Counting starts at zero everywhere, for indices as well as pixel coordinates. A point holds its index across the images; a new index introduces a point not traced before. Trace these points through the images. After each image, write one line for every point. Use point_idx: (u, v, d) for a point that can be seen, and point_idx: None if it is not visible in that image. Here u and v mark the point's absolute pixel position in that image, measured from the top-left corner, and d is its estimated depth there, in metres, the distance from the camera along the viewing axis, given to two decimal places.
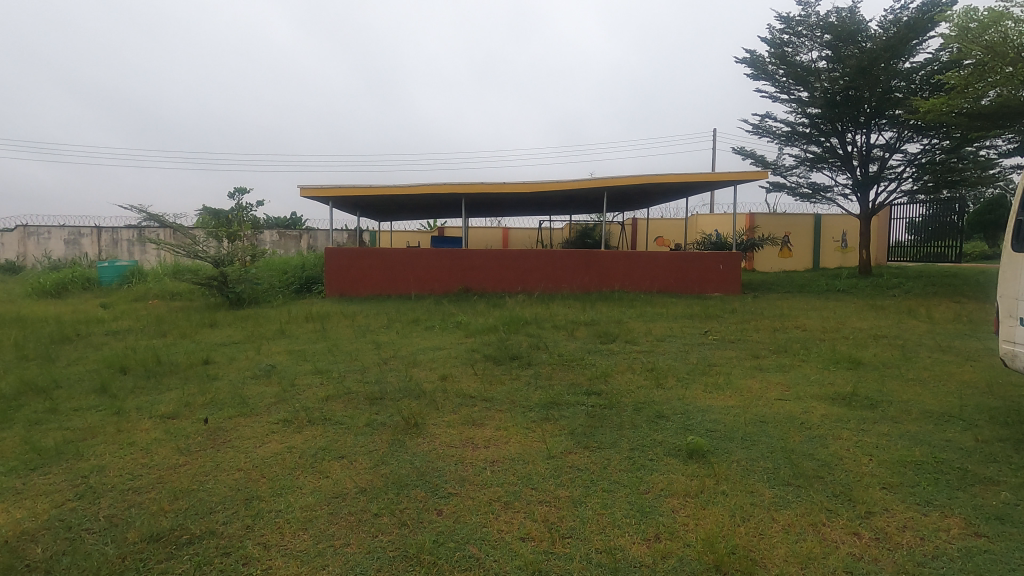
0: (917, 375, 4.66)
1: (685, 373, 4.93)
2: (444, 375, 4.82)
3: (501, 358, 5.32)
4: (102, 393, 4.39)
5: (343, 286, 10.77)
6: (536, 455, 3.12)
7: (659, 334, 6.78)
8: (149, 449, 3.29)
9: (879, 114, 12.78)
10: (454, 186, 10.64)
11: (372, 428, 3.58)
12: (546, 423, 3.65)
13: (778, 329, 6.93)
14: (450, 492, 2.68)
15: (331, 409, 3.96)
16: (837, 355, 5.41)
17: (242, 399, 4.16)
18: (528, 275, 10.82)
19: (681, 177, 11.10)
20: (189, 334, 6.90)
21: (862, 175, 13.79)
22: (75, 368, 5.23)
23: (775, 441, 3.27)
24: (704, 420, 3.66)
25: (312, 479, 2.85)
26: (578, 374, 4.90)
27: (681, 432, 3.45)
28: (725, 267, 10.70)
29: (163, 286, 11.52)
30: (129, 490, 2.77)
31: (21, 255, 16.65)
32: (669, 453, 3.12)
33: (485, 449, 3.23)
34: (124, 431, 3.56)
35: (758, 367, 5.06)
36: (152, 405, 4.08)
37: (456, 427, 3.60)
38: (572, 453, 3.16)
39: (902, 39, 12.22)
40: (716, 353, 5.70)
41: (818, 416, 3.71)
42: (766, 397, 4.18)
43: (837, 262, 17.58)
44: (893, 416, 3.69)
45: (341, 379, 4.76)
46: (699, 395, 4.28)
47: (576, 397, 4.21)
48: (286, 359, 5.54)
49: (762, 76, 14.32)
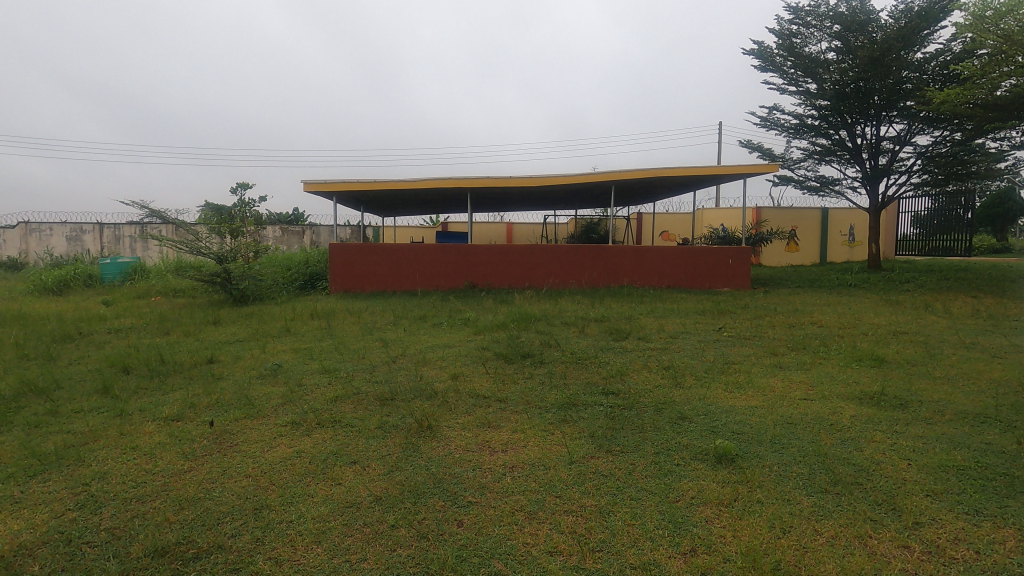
0: (944, 374, 4.49)
1: (702, 371, 4.78)
2: (456, 374, 4.68)
3: (513, 357, 5.18)
4: (104, 394, 4.26)
5: (348, 283, 10.61)
6: (556, 460, 2.98)
7: (671, 330, 6.63)
8: (153, 454, 3.16)
9: (890, 105, 12.58)
10: (459, 181, 10.47)
11: (384, 431, 3.44)
12: (563, 425, 3.51)
13: (793, 325, 6.79)
14: (470, 501, 2.54)
15: (340, 410, 3.84)
16: (857, 352, 5.27)
17: (248, 400, 4.04)
18: (535, 271, 10.67)
19: (690, 170, 10.91)
20: (193, 332, 6.77)
21: (872, 168, 13.58)
22: (76, 367, 5.09)
23: (806, 444, 3.13)
24: (729, 421, 3.52)
25: (323, 486, 2.72)
26: (593, 373, 4.75)
27: (707, 434, 3.30)
28: (734, 262, 10.57)
29: (166, 283, 11.38)
30: (132, 498, 2.64)
31: (21, 251, 16.48)
32: (696, 457, 2.98)
33: (503, 454, 3.10)
34: (127, 435, 3.43)
35: (778, 365, 4.92)
36: (156, 407, 3.95)
37: (471, 429, 3.47)
38: (595, 458, 3.02)
39: (914, 28, 12.01)
40: (733, 350, 5.55)
41: (847, 417, 3.57)
42: (790, 397, 4.04)
43: (843, 256, 17.36)
44: (927, 416, 3.54)
45: (349, 379, 4.62)
46: (720, 395, 4.13)
47: (593, 397, 4.07)
48: (293, 358, 5.40)
49: (769, 67, 14.14)
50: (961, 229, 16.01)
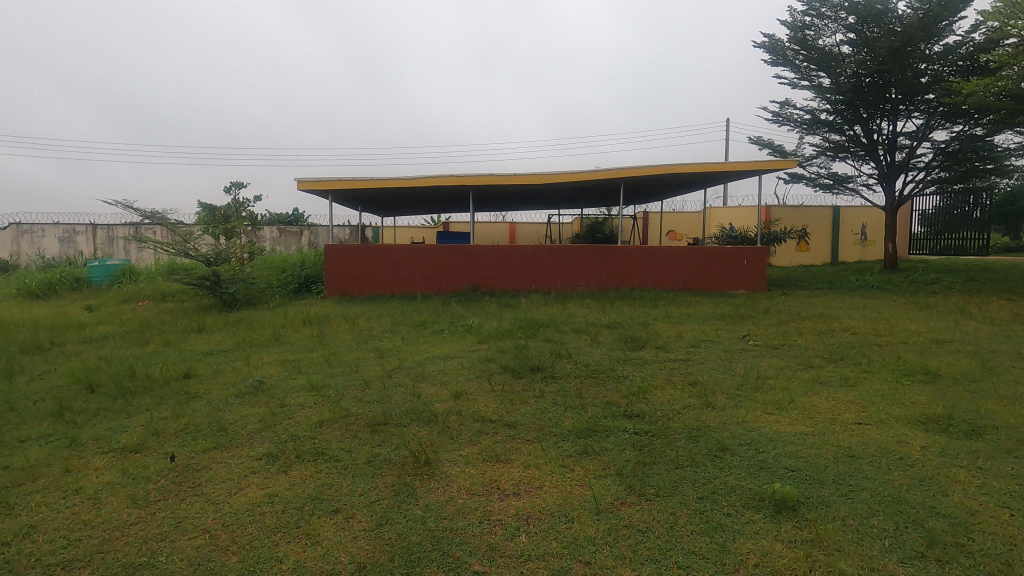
0: (1010, 392, 3.97)
1: (735, 389, 4.26)
2: (458, 392, 4.15)
3: (521, 371, 4.66)
4: (59, 419, 3.75)
5: (344, 285, 10.09)
6: (580, 508, 2.47)
7: (691, 338, 6.11)
8: (96, 499, 2.66)
9: (908, 99, 12.06)
10: (460, 178, 9.93)
11: (374, 466, 2.93)
12: (585, 459, 2.99)
13: (824, 333, 6.25)
14: (477, 572, 2.05)
15: (325, 439, 3.32)
16: (904, 365, 4.74)
17: (220, 426, 3.52)
18: (541, 272, 10.15)
19: (703, 167, 10.38)
20: (173, 342, 6.26)
21: (888, 165, 13.06)
22: (36, 385, 4.58)
23: (879, 487, 2.60)
24: (781, 454, 2.99)
25: (296, 548, 2.23)
26: (612, 391, 4.22)
27: (755, 472, 2.79)
28: (749, 263, 10.04)
29: (155, 288, 10.85)
30: (56, 568, 2.16)
31: (11, 252, 15.95)
32: (748, 505, 2.46)
33: (516, 498, 2.59)
34: (72, 473, 2.93)
35: (818, 381, 4.40)
36: (112, 435, 3.43)
37: (476, 465, 2.94)
38: (626, 504, 2.51)
39: (936, 18, 11.45)
40: (763, 362, 5.02)
41: (918, 449, 3.05)
42: (842, 421, 3.51)
43: (856, 256, 16.80)
44: (1011, 448, 3.02)
45: (339, 398, 4.10)
46: (761, 418, 3.60)
47: (615, 422, 3.55)
48: (277, 372, 4.87)
49: (781, 61, 13.63)
50: (971, 228, 15.50)
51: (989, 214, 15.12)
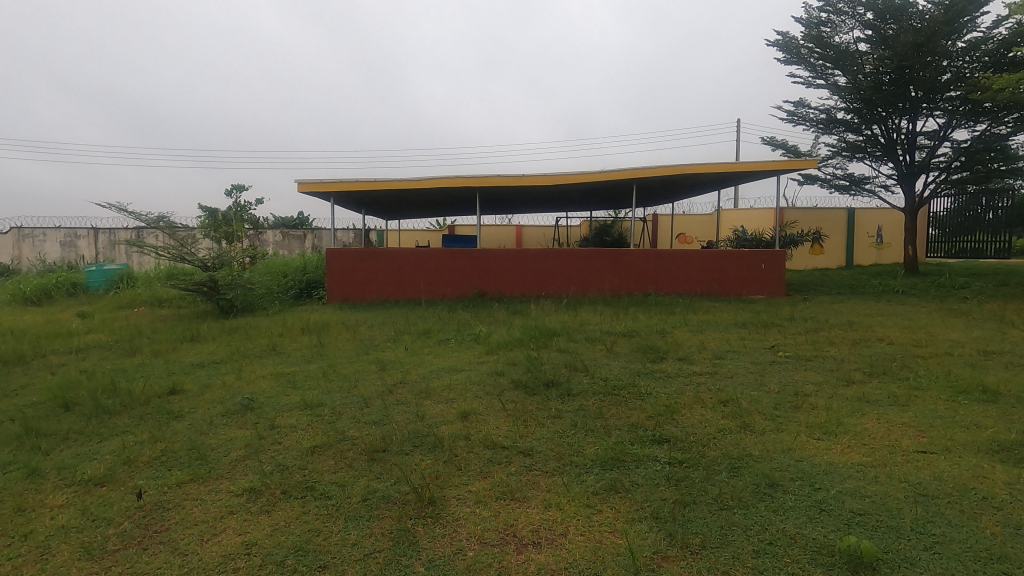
0: None
1: (772, 408, 3.83)
2: (466, 412, 3.76)
3: (535, 387, 4.25)
4: (23, 443, 3.37)
5: (347, 290, 9.72)
6: (614, 566, 2.06)
7: (715, 349, 5.68)
8: (45, 549, 2.27)
9: (930, 97, 11.57)
10: (465, 179, 9.51)
11: (371, 506, 2.53)
12: (614, 498, 2.58)
13: (858, 342, 5.80)
14: None
15: (317, 470, 2.93)
16: (957, 380, 4.29)
17: (200, 454, 3.13)
18: (551, 276, 9.74)
19: (720, 167, 9.92)
20: (162, 353, 5.87)
21: (907, 166, 12.58)
22: (8, 403, 4.22)
23: (969, 538, 2.19)
24: (843, 493, 2.57)
25: None
26: (637, 411, 3.81)
27: (817, 517, 2.37)
28: (767, 267, 9.59)
29: (153, 293, 10.49)
30: None
31: (13, 257, 15.72)
32: (815, 562, 2.05)
33: (536, 551, 2.18)
34: (24, 512, 2.55)
35: (864, 399, 3.97)
36: (79, 464, 3.05)
37: (491, 504, 2.54)
38: (669, 559, 2.11)
39: (960, 12, 10.96)
40: (798, 377, 4.59)
41: (1003, 486, 2.62)
42: (903, 449, 3.08)
43: (872, 259, 16.29)
44: None
45: (335, 419, 3.71)
46: (809, 445, 3.17)
47: (645, 449, 3.14)
48: (270, 387, 4.49)
49: (795, 60, 13.18)
50: (984, 229, 15.06)
51: (1003, 216, 14.66)
